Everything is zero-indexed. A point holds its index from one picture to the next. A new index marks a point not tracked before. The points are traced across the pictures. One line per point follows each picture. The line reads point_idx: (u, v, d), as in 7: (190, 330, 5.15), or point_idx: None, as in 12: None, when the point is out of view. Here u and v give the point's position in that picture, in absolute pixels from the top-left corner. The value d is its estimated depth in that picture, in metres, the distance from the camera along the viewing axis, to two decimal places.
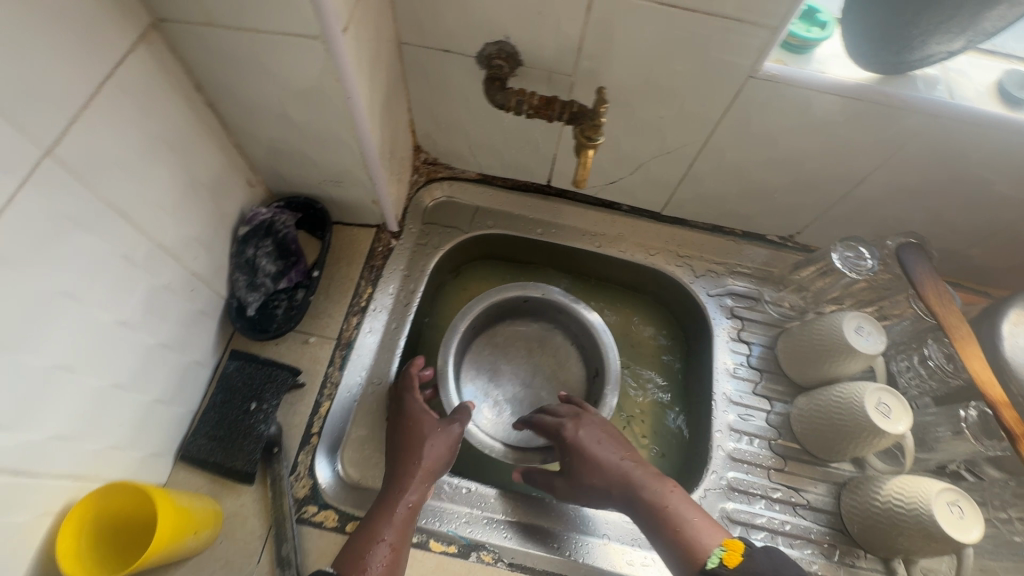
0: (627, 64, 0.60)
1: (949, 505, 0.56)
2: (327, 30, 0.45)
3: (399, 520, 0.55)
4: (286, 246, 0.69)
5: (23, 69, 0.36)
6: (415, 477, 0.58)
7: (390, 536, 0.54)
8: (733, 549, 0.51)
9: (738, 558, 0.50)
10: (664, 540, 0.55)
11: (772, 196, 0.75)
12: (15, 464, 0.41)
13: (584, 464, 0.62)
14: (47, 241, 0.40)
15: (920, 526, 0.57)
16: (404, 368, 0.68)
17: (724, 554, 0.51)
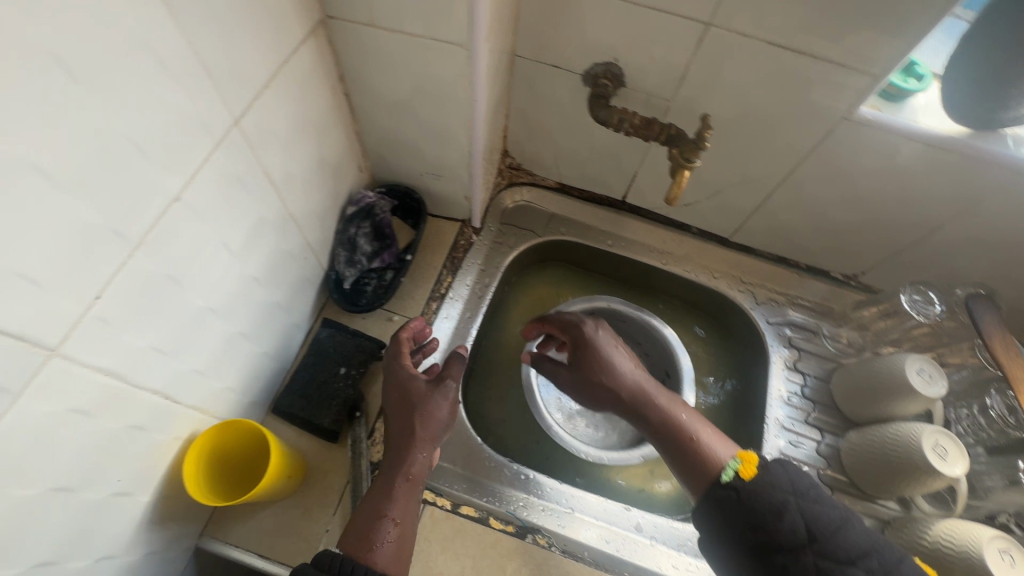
0: (726, 96, 0.64)
1: (1001, 552, 0.57)
2: (473, 39, 0.50)
3: (399, 495, 0.55)
4: (382, 229, 0.74)
5: (235, 50, 0.42)
6: (415, 447, 0.58)
7: (395, 511, 0.54)
8: (747, 460, 0.53)
9: (753, 470, 0.52)
10: (676, 450, 0.57)
11: (844, 234, 0.78)
12: (165, 390, 0.46)
13: (598, 364, 0.63)
14: (221, 198, 0.46)
15: (968, 569, 0.58)
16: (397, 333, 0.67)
17: (738, 465, 0.53)
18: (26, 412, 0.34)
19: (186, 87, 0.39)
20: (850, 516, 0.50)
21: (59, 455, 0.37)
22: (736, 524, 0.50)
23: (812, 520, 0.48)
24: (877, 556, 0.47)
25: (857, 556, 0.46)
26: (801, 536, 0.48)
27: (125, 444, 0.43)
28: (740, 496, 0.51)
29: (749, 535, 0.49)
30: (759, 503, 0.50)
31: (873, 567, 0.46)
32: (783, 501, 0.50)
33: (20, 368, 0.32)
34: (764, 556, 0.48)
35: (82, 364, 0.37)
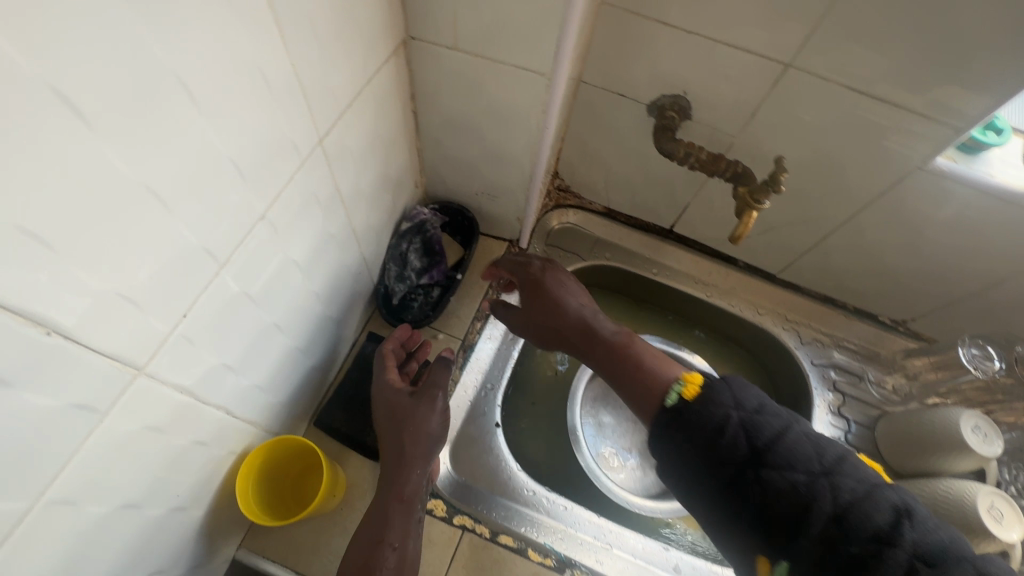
0: (796, 137, 0.63)
1: None
2: (555, 69, 0.50)
3: (397, 519, 0.54)
4: (432, 245, 0.74)
5: (328, 72, 0.42)
6: (407, 466, 0.57)
7: (393, 536, 0.53)
8: (692, 382, 0.52)
9: (696, 389, 0.51)
10: (626, 379, 0.58)
11: (899, 279, 0.76)
12: (228, 405, 0.46)
13: (550, 299, 0.65)
14: (298, 216, 0.46)
15: None
16: (383, 345, 0.66)
17: (683, 388, 0.52)
18: (110, 431, 0.33)
19: (285, 109, 0.38)
20: (795, 426, 0.48)
21: (131, 472, 0.37)
22: (678, 441, 0.50)
23: (752, 429, 0.47)
24: (820, 461, 0.45)
25: (798, 463, 0.45)
26: (742, 447, 0.47)
27: (187, 460, 0.43)
28: (681, 415, 0.50)
29: (693, 451, 0.48)
30: (696, 419, 0.49)
31: (814, 471, 0.44)
32: (723, 415, 0.48)
33: (110, 387, 0.32)
34: (708, 471, 0.47)
35: (162, 381, 0.36)
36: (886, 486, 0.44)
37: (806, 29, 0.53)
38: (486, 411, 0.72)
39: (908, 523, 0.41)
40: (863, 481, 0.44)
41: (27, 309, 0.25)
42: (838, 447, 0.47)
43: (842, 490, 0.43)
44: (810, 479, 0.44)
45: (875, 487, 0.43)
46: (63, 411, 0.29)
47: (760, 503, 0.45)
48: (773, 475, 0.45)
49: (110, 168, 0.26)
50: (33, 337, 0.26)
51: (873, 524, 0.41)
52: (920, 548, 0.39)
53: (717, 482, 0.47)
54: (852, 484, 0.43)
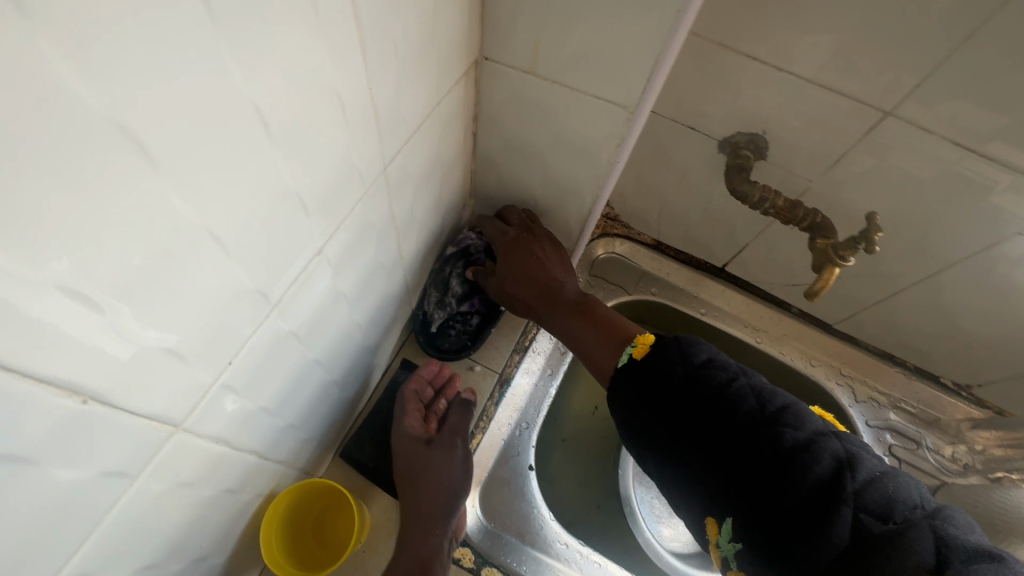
0: (883, 189, 0.58)
1: None
2: (641, 103, 0.46)
3: None
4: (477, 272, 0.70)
5: (403, 97, 0.38)
6: (429, 524, 0.53)
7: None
8: (644, 342, 0.52)
9: (647, 348, 0.51)
10: (586, 342, 0.59)
11: (970, 344, 0.71)
12: (261, 449, 0.42)
13: (527, 268, 0.62)
14: (353, 248, 0.42)
15: None
16: (404, 390, 0.63)
17: (634, 349, 0.52)
18: (140, 493, 0.29)
19: (359, 138, 0.35)
20: (743, 378, 0.47)
21: (156, 533, 0.33)
22: (628, 398, 0.50)
23: (699, 381, 0.46)
24: (764, 411, 0.44)
25: (740, 413, 0.44)
26: (688, 399, 0.46)
27: (214, 511, 0.39)
28: (632, 372, 0.50)
29: (643, 409, 0.48)
30: (648, 379, 0.49)
31: (758, 422, 0.43)
32: (670, 371, 0.48)
33: (144, 450, 0.28)
34: (657, 428, 0.47)
35: (199, 436, 0.32)
36: (829, 436, 0.42)
37: (917, 77, 0.48)
38: (520, 451, 0.67)
39: (849, 473, 0.40)
40: (806, 430, 0.42)
41: (62, 376, 0.21)
42: (785, 397, 0.45)
43: (784, 440, 0.41)
44: (751, 430, 0.43)
45: (817, 436, 0.42)
46: (91, 482, 0.25)
47: (704, 455, 0.44)
48: (718, 428, 0.44)
49: (171, 214, 0.22)
50: (68, 407, 0.22)
51: (815, 475, 0.39)
52: (862, 497, 0.38)
53: (665, 438, 0.47)
54: (795, 434, 0.42)
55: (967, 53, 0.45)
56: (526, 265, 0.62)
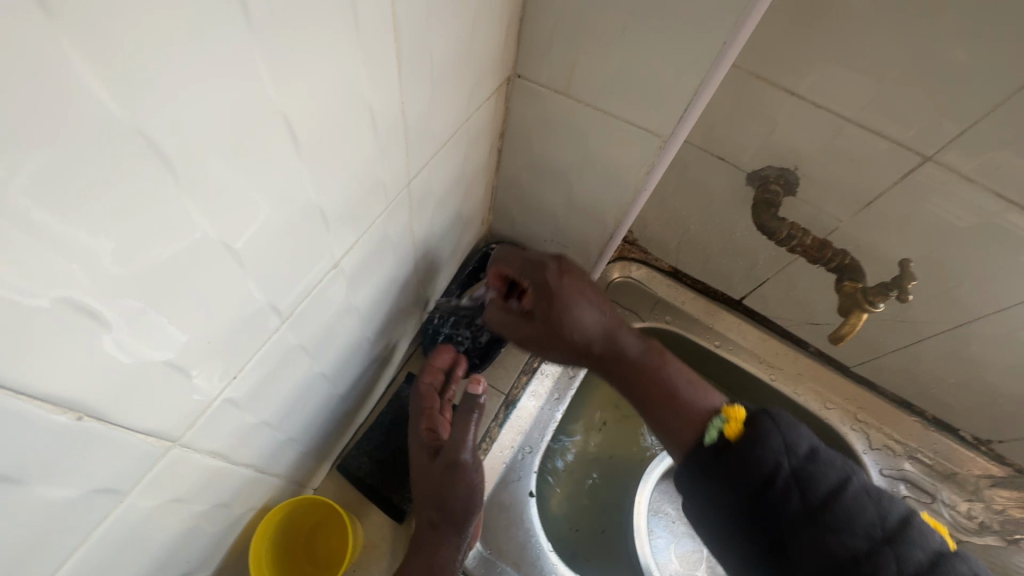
0: (915, 235, 0.57)
1: None
2: (675, 133, 0.45)
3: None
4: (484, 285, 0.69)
5: (434, 111, 0.37)
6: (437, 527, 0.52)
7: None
8: (734, 418, 0.45)
9: (739, 426, 0.44)
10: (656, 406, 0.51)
11: (994, 398, 0.68)
12: (258, 462, 0.40)
13: (570, 315, 0.52)
14: (370, 260, 0.41)
15: None
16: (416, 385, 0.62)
17: (724, 424, 0.45)
18: (130, 509, 0.28)
19: (386, 151, 0.33)
20: (849, 475, 0.42)
21: (143, 549, 0.31)
22: (716, 484, 0.43)
23: (807, 482, 0.41)
24: (881, 523, 0.39)
25: (857, 525, 0.39)
26: (793, 502, 0.40)
27: (205, 526, 0.37)
28: (722, 458, 0.43)
29: (733, 501, 0.42)
30: (753, 474, 0.42)
31: (875, 536, 0.39)
32: (773, 464, 0.41)
33: (140, 465, 0.26)
34: (748, 522, 0.42)
35: (197, 451, 0.31)
36: (954, 553, 0.38)
37: (961, 124, 0.47)
38: (521, 476, 0.66)
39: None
40: (927, 546, 0.38)
41: (59, 391, 0.20)
42: (897, 500, 0.41)
43: (907, 561, 0.37)
44: (870, 546, 0.38)
45: (940, 553, 0.38)
46: (80, 499, 0.24)
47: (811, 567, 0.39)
48: (828, 538, 0.39)
49: (189, 226, 0.21)
50: (63, 423, 0.21)
51: None
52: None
53: (758, 535, 0.42)
54: (916, 553, 0.38)
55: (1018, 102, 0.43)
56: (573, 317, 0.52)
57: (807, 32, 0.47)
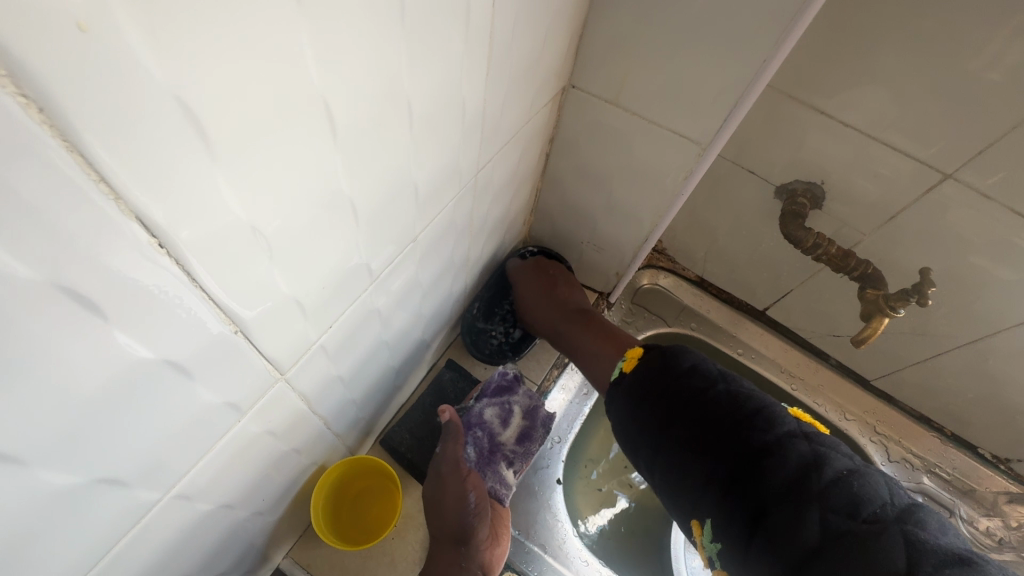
0: (935, 250, 0.60)
1: None
2: (713, 141, 0.49)
3: None
4: None
5: (503, 110, 0.42)
6: (440, 545, 0.55)
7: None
8: (632, 357, 0.55)
9: (633, 363, 0.54)
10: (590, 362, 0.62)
11: (1013, 415, 0.70)
12: (327, 417, 0.45)
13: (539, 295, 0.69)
14: (439, 240, 0.46)
15: None
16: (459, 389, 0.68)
17: (625, 364, 0.55)
18: (241, 431, 0.32)
19: (466, 141, 0.38)
20: (721, 383, 0.47)
21: (240, 475, 0.36)
22: (618, 408, 0.52)
23: (674, 391, 0.48)
24: (736, 415, 0.44)
25: (712, 416, 0.45)
26: (663, 407, 0.48)
27: (280, 469, 0.41)
28: (621, 385, 0.53)
29: (628, 414, 0.51)
30: (637, 387, 0.51)
31: (726, 424, 0.44)
32: (652, 382, 0.50)
33: (256, 388, 0.31)
34: (639, 430, 0.49)
35: (293, 389, 0.35)
36: (801, 437, 0.42)
37: (979, 144, 0.51)
38: (549, 464, 0.69)
39: (815, 475, 0.39)
40: (777, 432, 0.42)
41: (229, 304, 0.24)
42: (764, 400, 0.46)
43: (753, 443, 0.42)
44: (720, 435, 0.44)
45: (787, 437, 0.42)
46: (217, 409, 0.28)
47: (681, 461, 0.45)
48: (687, 427, 0.46)
49: (332, 180, 0.26)
50: (223, 331, 0.25)
51: (783, 476, 0.40)
52: (829, 498, 0.38)
53: (647, 443, 0.48)
54: (763, 437, 0.42)
55: None
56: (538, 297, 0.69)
57: (839, 56, 0.52)
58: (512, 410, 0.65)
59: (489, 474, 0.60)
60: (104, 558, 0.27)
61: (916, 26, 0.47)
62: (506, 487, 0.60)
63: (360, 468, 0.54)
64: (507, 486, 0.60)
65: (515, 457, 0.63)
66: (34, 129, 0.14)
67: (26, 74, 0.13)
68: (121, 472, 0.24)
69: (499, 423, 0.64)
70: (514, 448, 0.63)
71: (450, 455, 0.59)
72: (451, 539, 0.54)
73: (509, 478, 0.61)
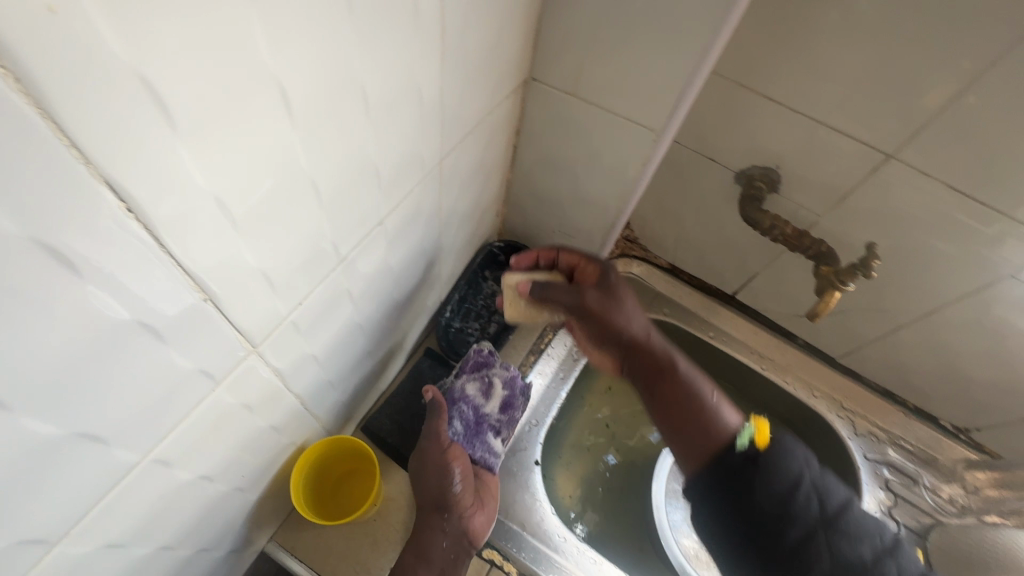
0: (885, 226, 0.63)
1: None
2: (666, 127, 0.52)
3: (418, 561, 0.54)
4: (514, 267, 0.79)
5: (463, 100, 0.45)
6: (425, 511, 0.57)
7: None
8: (761, 431, 0.49)
9: (766, 438, 0.49)
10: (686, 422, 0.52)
11: (968, 386, 0.73)
12: (305, 397, 0.47)
13: (613, 317, 0.57)
14: (406, 225, 0.48)
15: None
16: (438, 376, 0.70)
17: (753, 433, 0.49)
18: (215, 402, 0.34)
19: (426, 127, 0.41)
20: (854, 500, 0.50)
21: (219, 446, 0.38)
22: (731, 496, 0.48)
23: (822, 493, 0.48)
24: (872, 537, 0.47)
25: (860, 535, 0.47)
26: (814, 511, 0.47)
27: (259, 445, 0.43)
28: (750, 466, 0.48)
29: (771, 515, 0.47)
30: (773, 473, 0.47)
31: (876, 548, 0.47)
32: (800, 474, 0.48)
33: (228, 359, 0.33)
34: (782, 531, 0.47)
35: (266, 363, 0.37)
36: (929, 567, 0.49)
37: (914, 125, 0.54)
38: (527, 446, 0.71)
39: None
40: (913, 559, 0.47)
41: (198, 273, 0.26)
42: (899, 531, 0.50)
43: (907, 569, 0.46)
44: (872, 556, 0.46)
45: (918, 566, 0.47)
46: (190, 375, 0.30)
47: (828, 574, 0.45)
48: (840, 546, 0.46)
49: (292, 159, 0.28)
50: (193, 298, 0.27)
51: None
52: None
53: (772, 538, 0.47)
54: (902, 560, 0.46)
55: (960, 104, 0.51)
56: (611, 320, 0.57)
57: (782, 45, 0.55)
58: (493, 381, 0.65)
59: (477, 445, 0.62)
60: (87, 517, 0.29)
61: (849, 15, 0.50)
62: (495, 454, 0.63)
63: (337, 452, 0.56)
64: (496, 454, 0.63)
65: (501, 426, 0.65)
66: (13, 99, 0.16)
67: (7, 51, 0.15)
68: (101, 429, 0.26)
69: (482, 396, 0.65)
70: (500, 418, 0.65)
71: (433, 428, 0.61)
72: (434, 505, 0.57)
73: (497, 446, 0.64)
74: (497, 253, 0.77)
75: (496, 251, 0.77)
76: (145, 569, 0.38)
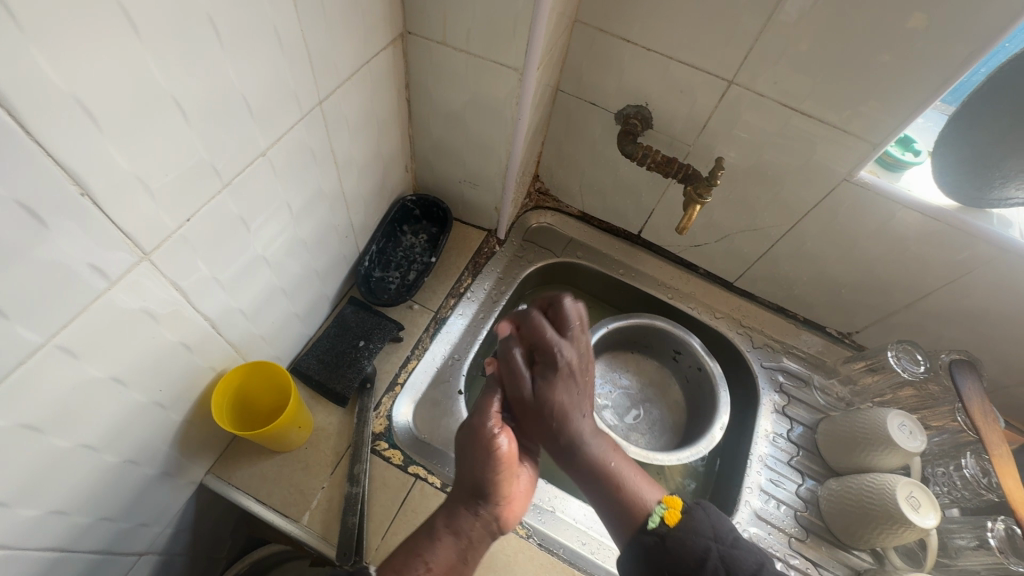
0: (741, 146, 0.72)
1: (909, 496, 0.64)
2: (526, 64, 0.59)
3: (445, 548, 0.54)
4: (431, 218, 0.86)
5: (332, 46, 0.51)
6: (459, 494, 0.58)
7: (435, 558, 0.53)
8: (671, 507, 0.59)
9: (676, 514, 0.58)
10: (607, 496, 0.61)
11: (839, 290, 0.82)
12: (215, 321, 0.52)
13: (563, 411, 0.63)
14: (298, 164, 0.54)
15: (885, 509, 0.65)
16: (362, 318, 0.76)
17: (664, 512, 0.58)
18: (113, 300, 0.40)
19: (294, 66, 0.47)
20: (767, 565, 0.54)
21: (129, 349, 0.43)
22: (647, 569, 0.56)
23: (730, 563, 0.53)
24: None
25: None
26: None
27: (172, 360, 0.49)
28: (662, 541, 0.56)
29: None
30: (676, 550, 0.55)
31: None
32: (704, 547, 0.54)
33: (118, 259, 0.39)
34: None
35: (160, 273, 0.43)
36: None
37: (740, 51, 0.62)
38: (450, 378, 0.76)
39: None
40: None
41: (71, 167, 0.32)
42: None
43: None
44: None
45: None
46: (78, 267, 0.36)
47: None
48: None
49: (147, 75, 0.34)
50: (70, 191, 0.33)
51: None
52: None
53: None
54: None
55: (769, 27, 0.59)
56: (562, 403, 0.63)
57: None
58: None
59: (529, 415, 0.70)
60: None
61: None
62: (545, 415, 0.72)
63: (256, 375, 0.61)
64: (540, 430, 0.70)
65: None
66: None
67: None
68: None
69: None
70: None
71: (485, 406, 0.63)
72: (472, 494, 0.58)
73: None
74: (412, 207, 0.85)
75: (411, 205, 0.85)
76: (67, 465, 0.43)
